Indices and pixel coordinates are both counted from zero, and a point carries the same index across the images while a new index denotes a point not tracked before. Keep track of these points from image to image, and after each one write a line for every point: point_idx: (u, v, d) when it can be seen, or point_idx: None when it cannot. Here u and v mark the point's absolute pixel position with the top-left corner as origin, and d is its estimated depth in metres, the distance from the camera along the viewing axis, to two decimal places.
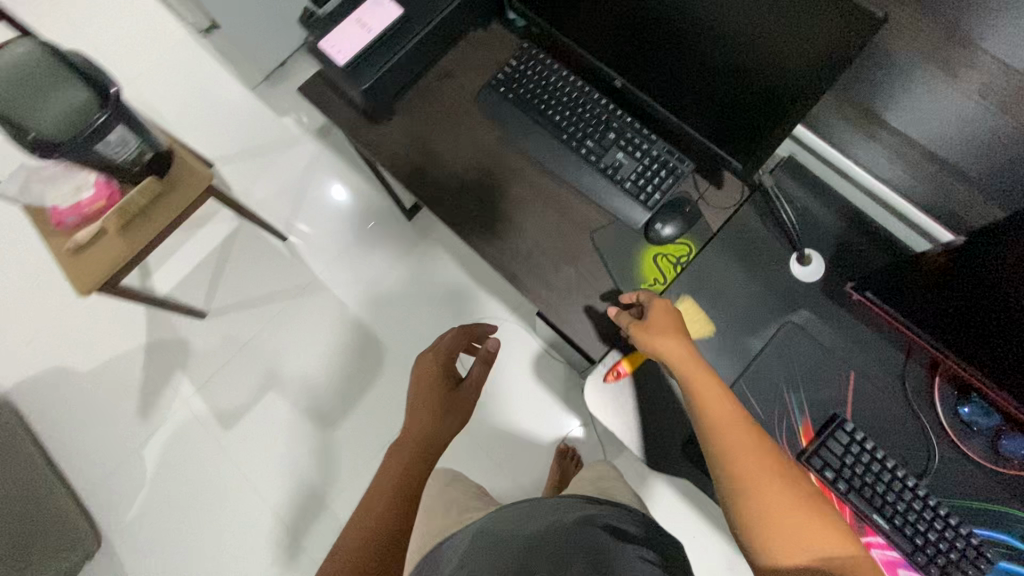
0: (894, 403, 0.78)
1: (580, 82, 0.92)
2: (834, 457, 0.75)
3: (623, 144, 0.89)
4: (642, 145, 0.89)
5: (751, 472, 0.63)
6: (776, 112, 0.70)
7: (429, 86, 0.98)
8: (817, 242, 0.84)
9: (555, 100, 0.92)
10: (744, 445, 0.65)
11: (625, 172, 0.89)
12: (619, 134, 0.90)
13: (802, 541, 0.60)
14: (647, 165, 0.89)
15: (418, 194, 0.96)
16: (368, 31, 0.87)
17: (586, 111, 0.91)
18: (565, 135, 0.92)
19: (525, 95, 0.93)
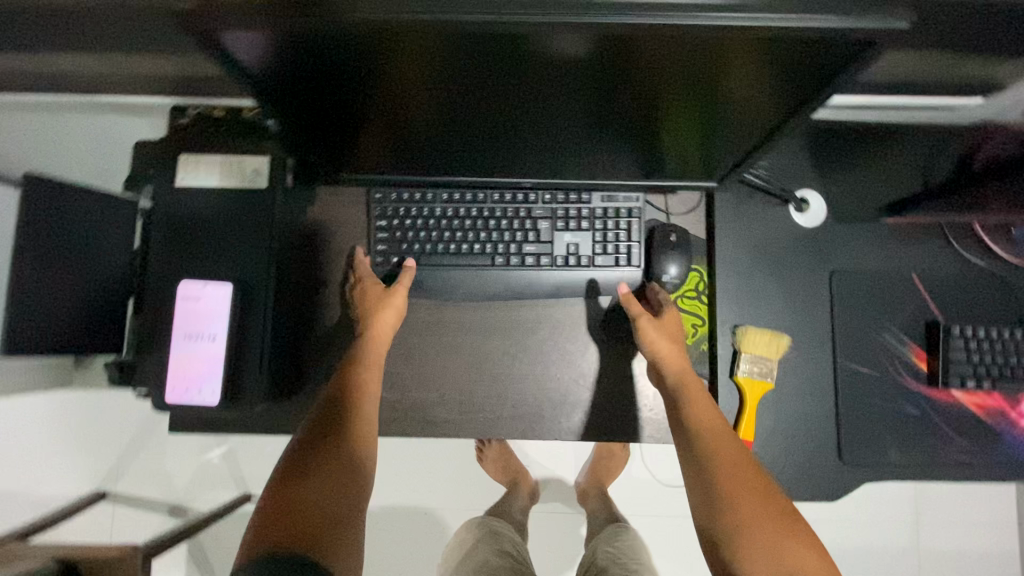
0: (960, 274, 0.74)
1: (471, 193, 0.74)
2: (965, 366, 0.71)
3: (564, 224, 0.74)
4: (582, 212, 0.74)
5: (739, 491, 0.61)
6: (716, 110, 0.52)
7: (315, 313, 0.76)
8: (801, 180, 0.76)
9: (458, 226, 0.74)
10: (737, 469, 0.62)
11: (588, 248, 0.74)
12: (552, 217, 0.74)
13: (754, 538, 0.58)
14: (602, 225, 0.74)
15: (401, 425, 0.77)
16: (214, 340, 0.62)
17: (501, 219, 0.74)
18: (502, 258, 0.74)
19: (429, 248, 0.74)
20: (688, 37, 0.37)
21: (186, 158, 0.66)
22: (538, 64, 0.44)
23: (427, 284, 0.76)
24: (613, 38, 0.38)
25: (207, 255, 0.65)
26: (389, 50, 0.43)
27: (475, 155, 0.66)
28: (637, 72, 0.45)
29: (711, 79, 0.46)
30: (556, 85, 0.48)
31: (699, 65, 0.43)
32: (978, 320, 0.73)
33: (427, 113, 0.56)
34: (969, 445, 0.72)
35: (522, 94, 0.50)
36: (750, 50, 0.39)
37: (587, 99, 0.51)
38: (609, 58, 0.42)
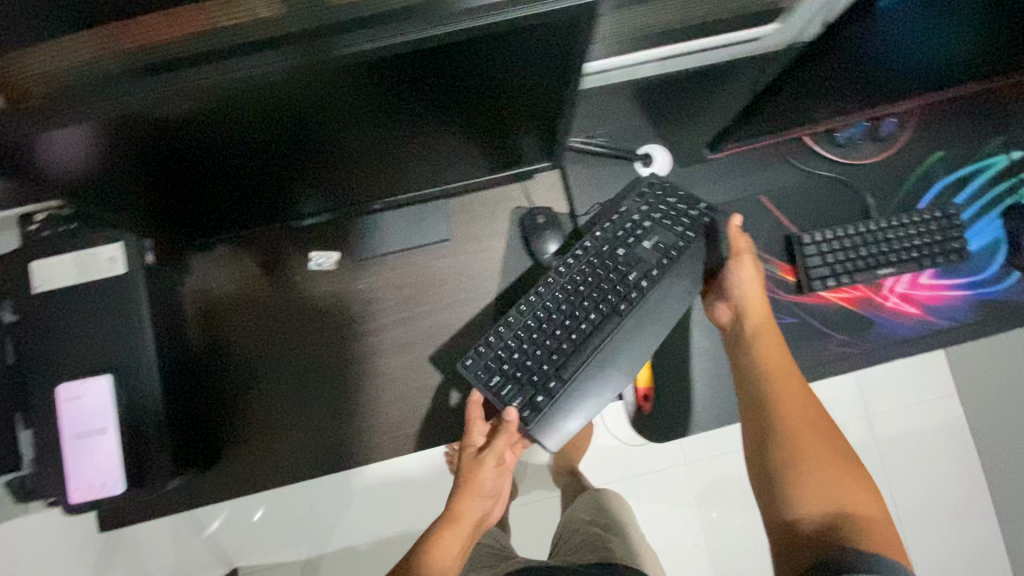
0: (804, 186, 0.80)
1: (533, 295, 0.74)
2: (822, 267, 0.76)
3: (633, 239, 0.75)
4: (636, 219, 0.75)
5: (810, 450, 0.65)
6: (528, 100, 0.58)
7: (218, 377, 0.77)
8: (642, 136, 0.81)
9: (559, 301, 0.74)
10: (813, 434, 0.66)
11: (668, 240, 0.75)
12: (614, 242, 0.75)
13: (812, 484, 0.63)
14: (660, 217, 0.76)
15: (328, 464, 0.77)
16: (106, 432, 0.63)
17: (583, 284, 0.74)
18: (623, 303, 0.73)
19: (558, 359, 0.72)
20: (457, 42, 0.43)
21: (38, 265, 0.66)
22: (352, 91, 0.49)
23: (589, 393, 0.72)
24: (397, 58, 0.44)
25: (83, 352, 0.65)
26: (213, 110, 0.47)
27: (328, 179, 0.68)
28: (454, 79, 0.50)
29: (513, 72, 0.51)
30: (377, 106, 0.53)
31: (500, 61, 0.48)
32: (827, 223, 0.79)
33: (270, 159, 0.60)
34: (848, 337, 0.78)
35: (351, 121, 0.55)
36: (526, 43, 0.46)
37: (409, 116, 0.56)
38: (403, 77, 0.48)
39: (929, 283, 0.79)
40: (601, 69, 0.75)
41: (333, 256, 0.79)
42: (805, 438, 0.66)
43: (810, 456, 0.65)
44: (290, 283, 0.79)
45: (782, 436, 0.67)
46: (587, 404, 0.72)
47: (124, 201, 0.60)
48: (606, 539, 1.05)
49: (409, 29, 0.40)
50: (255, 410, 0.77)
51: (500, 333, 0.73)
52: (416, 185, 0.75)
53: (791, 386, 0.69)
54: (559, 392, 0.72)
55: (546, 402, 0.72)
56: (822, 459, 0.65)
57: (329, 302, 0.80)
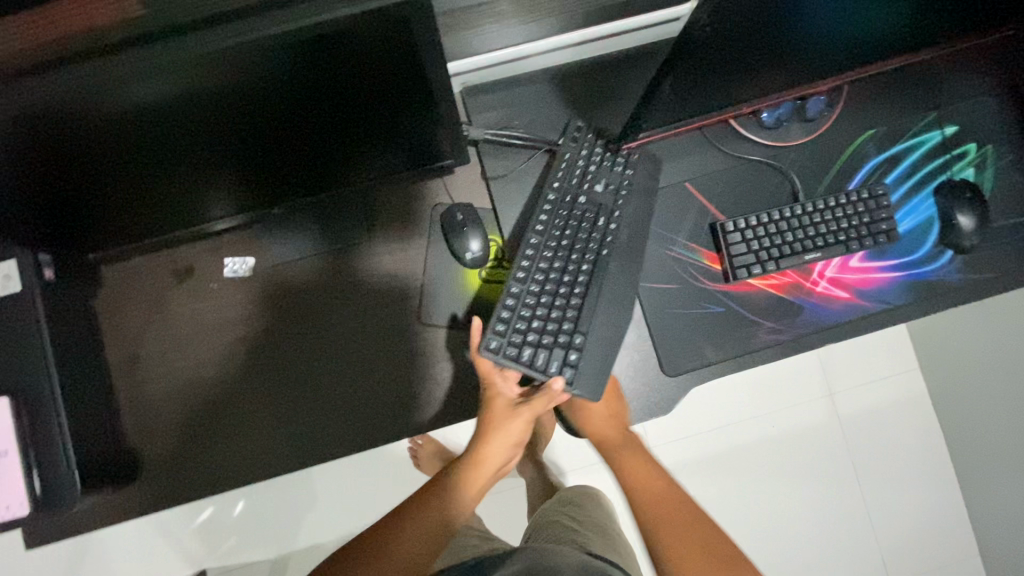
0: (729, 170, 0.78)
1: (523, 265, 0.71)
2: (745, 255, 0.75)
3: (586, 183, 0.74)
4: (580, 165, 0.74)
5: (674, 520, 0.71)
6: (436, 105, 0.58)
7: (134, 391, 0.76)
8: (561, 126, 0.78)
9: (550, 262, 0.72)
10: (673, 520, 0.71)
11: (615, 180, 0.75)
12: (575, 190, 0.74)
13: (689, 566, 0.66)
14: (601, 159, 0.75)
15: (251, 474, 0.76)
16: (4, 455, 0.61)
17: (564, 236, 0.73)
18: (604, 247, 0.73)
19: (573, 315, 0.72)
20: (345, 35, 0.44)
21: None
22: (255, 95, 0.49)
23: (609, 339, 0.73)
24: (288, 56, 0.45)
25: None
26: (113, 117, 0.47)
27: (241, 185, 0.67)
28: (360, 77, 0.50)
29: (419, 74, 0.52)
30: (288, 111, 0.54)
31: (405, 62, 0.49)
32: (753, 209, 0.77)
33: (183, 167, 0.60)
34: (777, 325, 0.76)
35: (261, 126, 0.55)
36: (425, 43, 0.47)
37: (317, 120, 0.57)
38: (301, 77, 0.48)
39: (859, 266, 0.78)
40: (503, 60, 0.71)
41: (248, 261, 0.77)
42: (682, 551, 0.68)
43: (676, 542, 0.68)
44: (205, 291, 0.77)
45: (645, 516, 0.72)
46: (612, 348, 0.73)
47: (20, 211, 0.58)
48: (586, 539, 0.86)
49: (288, 21, 0.41)
50: (173, 422, 0.76)
51: (506, 317, 0.70)
52: (328, 190, 0.73)
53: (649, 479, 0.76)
54: (585, 346, 0.72)
55: (577, 355, 0.71)
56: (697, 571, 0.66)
57: (247, 308, 0.78)
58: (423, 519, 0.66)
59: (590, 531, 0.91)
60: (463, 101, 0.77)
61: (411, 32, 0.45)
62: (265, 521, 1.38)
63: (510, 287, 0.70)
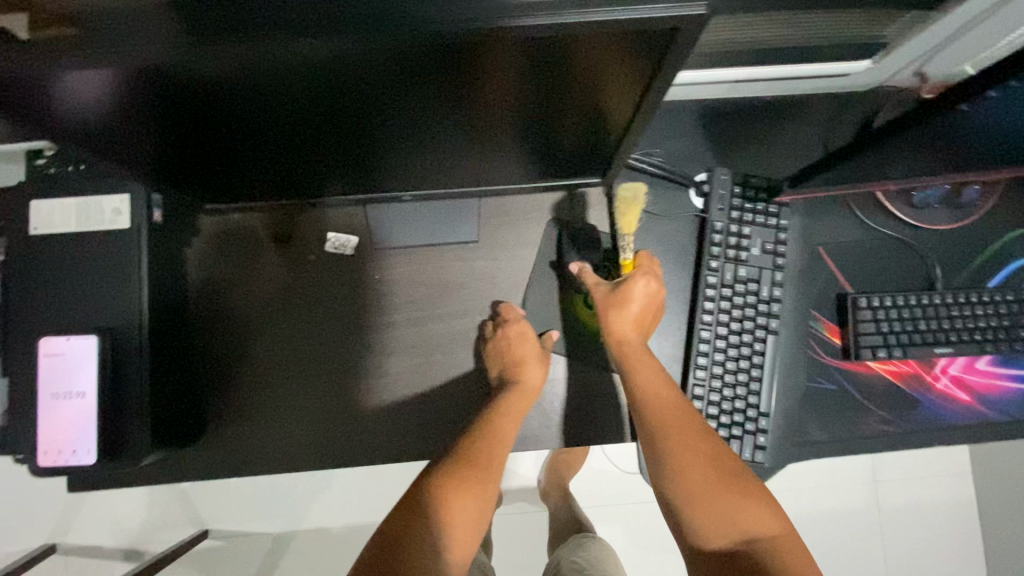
0: (866, 243, 0.73)
1: (697, 357, 0.69)
2: (873, 336, 0.70)
3: (742, 248, 0.70)
4: (733, 230, 0.70)
5: (686, 436, 0.61)
6: (600, 112, 0.51)
7: (208, 351, 0.72)
8: (700, 164, 0.74)
9: (723, 349, 0.69)
10: (681, 429, 0.61)
11: (770, 238, 0.71)
12: (730, 259, 0.70)
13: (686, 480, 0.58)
14: (755, 218, 0.71)
15: (312, 458, 0.73)
16: (81, 395, 0.58)
17: (732, 317, 0.69)
18: (772, 322, 0.69)
19: (754, 398, 0.69)
20: (560, 39, 0.37)
21: (38, 205, 0.62)
22: (426, 74, 0.42)
23: (793, 420, 0.70)
24: (486, 43, 0.37)
25: (73, 306, 0.61)
26: (267, 72, 0.40)
27: (355, 161, 0.61)
28: (539, 75, 0.43)
29: (602, 82, 0.44)
30: (440, 98, 0.47)
31: (595, 69, 0.42)
32: (887, 289, 0.73)
33: (315, 134, 0.54)
34: (887, 414, 0.72)
35: (414, 108, 0.48)
36: (635, 54, 0.39)
37: (483, 108, 0.50)
38: (494, 65, 0.41)
39: (986, 369, 0.73)
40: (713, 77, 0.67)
41: (351, 240, 0.74)
42: (688, 465, 0.59)
43: (680, 456, 0.60)
44: (302, 262, 0.74)
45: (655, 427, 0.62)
46: (800, 426, 0.70)
47: (140, 152, 0.53)
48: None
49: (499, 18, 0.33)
50: (243, 391, 0.72)
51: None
52: (454, 182, 0.69)
53: (664, 396, 0.63)
54: (771, 426, 0.69)
55: (766, 436, 0.69)
56: (704, 480, 0.58)
57: (337, 288, 0.74)
58: (501, 444, 0.64)
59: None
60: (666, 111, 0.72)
61: (625, 44, 0.38)
62: (275, 495, 1.34)
63: (693, 388, 0.69)
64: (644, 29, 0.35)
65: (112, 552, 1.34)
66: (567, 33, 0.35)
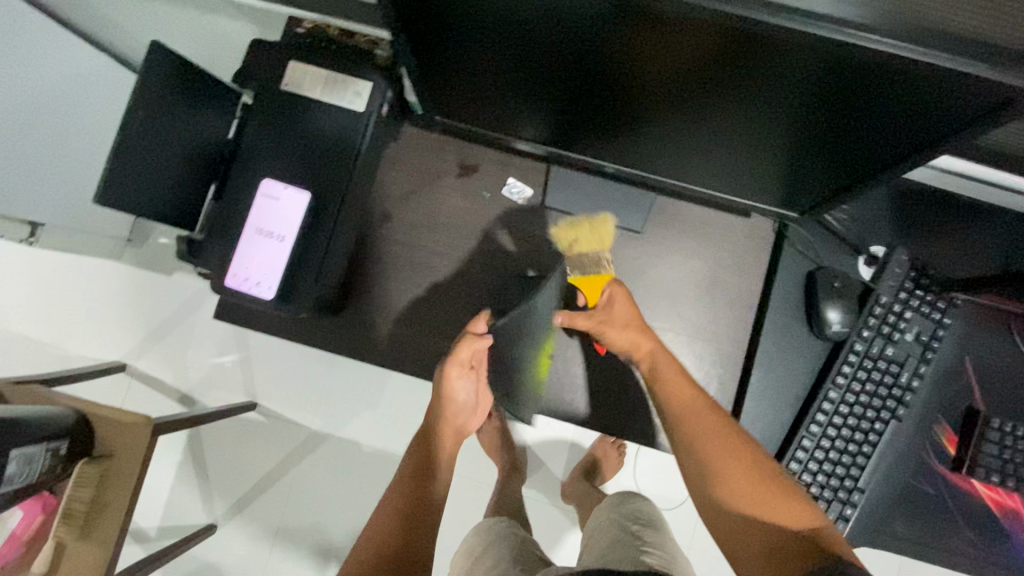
0: (1018, 369, 0.72)
1: (814, 414, 0.71)
2: (993, 459, 0.69)
3: (896, 329, 0.71)
4: (892, 308, 0.71)
5: (698, 421, 0.63)
6: (848, 147, 0.53)
7: (369, 242, 0.79)
8: (880, 234, 0.74)
9: (843, 416, 0.70)
10: (697, 417, 0.64)
11: (926, 329, 0.71)
12: (880, 336, 0.71)
13: (706, 461, 0.60)
14: (919, 305, 0.71)
15: (423, 368, 0.78)
16: (280, 238, 0.65)
17: (861, 389, 0.70)
18: (899, 409, 0.70)
19: (855, 473, 0.70)
20: (889, 69, 0.39)
21: (295, 65, 0.69)
22: (701, 60, 0.45)
23: (881, 505, 0.71)
24: (787, 49, 0.40)
25: (293, 163, 0.68)
26: (589, 20, 0.44)
27: (578, 121, 0.65)
28: (830, 97, 0.46)
29: (883, 119, 0.46)
30: (714, 91, 0.50)
31: (889, 106, 0.44)
32: (1020, 420, 0.72)
33: (551, 85, 0.58)
34: (975, 537, 0.71)
35: (682, 90, 0.52)
36: (944, 104, 0.41)
37: (740, 112, 0.53)
38: (791, 75, 0.44)
39: None
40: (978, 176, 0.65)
41: (525, 190, 0.79)
42: (718, 456, 0.60)
43: (704, 440, 0.62)
44: (475, 194, 0.79)
45: (675, 411, 0.65)
46: (885, 514, 0.71)
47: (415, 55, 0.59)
48: (644, 541, 0.78)
49: (856, 32, 0.36)
50: (386, 288, 0.78)
51: (791, 473, 0.70)
52: (649, 168, 0.72)
53: (682, 388, 0.67)
54: (860, 505, 0.70)
55: (854, 512, 0.70)
56: (727, 462, 0.60)
57: (496, 228, 0.79)
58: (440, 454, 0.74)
59: (646, 528, 0.83)
60: None
61: (944, 91, 0.40)
62: (325, 394, 1.43)
63: (800, 439, 0.70)
64: (977, 84, 0.37)
65: (169, 391, 1.44)
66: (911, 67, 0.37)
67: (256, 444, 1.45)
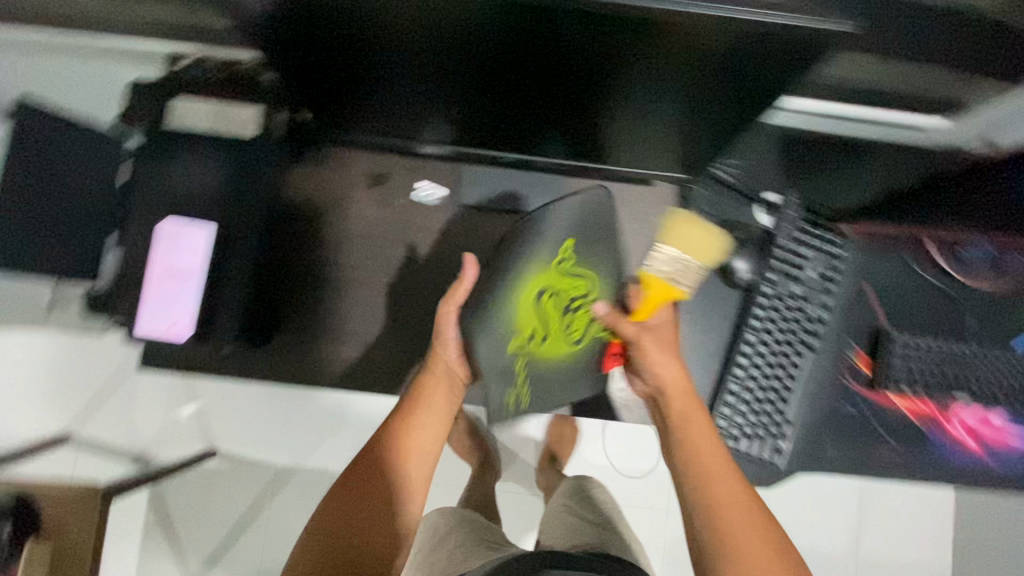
0: (911, 287, 0.79)
1: (738, 359, 0.75)
2: (902, 372, 0.75)
3: (799, 268, 0.75)
4: (793, 250, 0.75)
5: (719, 480, 0.58)
6: (714, 109, 0.56)
7: (290, 266, 0.78)
8: (769, 184, 0.80)
9: (765, 357, 0.75)
10: (716, 474, 0.58)
11: (826, 264, 0.76)
12: (785, 277, 0.75)
13: (717, 532, 0.55)
14: (816, 243, 0.76)
15: (364, 381, 0.78)
16: (188, 276, 0.64)
17: (777, 329, 0.75)
18: (813, 341, 0.75)
19: (783, 407, 0.74)
20: (711, 33, 0.41)
21: (177, 104, 0.69)
22: (550, 43, 0.46)
23: (811, 432, 0.76)
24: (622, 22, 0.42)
25: (192, 198, 0.67)
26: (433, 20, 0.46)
27: (467, 117, 0.67)
28: (676, 64, 0.48)
29: (730, 79, 0.49)
30: (575, 70, 0.52)
31: (729, 66, 0.46)
32: (920, 332, 0.78)
33: (428, 81, 0.58)
34: (899, 447, 0.77)
35: (546, 73, 0.53)
36: (773, 60, 0.43)
37: (606, 87, 0.55)
38: (632, 47, 0.46)
39: (998, 424, 0.77)
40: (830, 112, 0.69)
41: (437, 191, 0.80)
42: (734, 531, 0.54)
43: (721, 509, 0.56)
44: (388, 203, 0.80)
45: (694, 466, 0.59)
46: (817, 440, 0.76)
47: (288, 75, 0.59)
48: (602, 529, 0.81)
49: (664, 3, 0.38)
50: (314, 309, 0.78)
51: (725, 418, 0.74)
52: (549, 148, 0.74)
53: (705, 442, 0.61)
54: (793, 436, 0.75)
55: (788, 443, 0.74)
56: (742, 537, 0.54)
57: (414, 233, 0.80)
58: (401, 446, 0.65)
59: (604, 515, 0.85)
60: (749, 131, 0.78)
61: (768, 48, 0.42)
62: (286, 427, 1.40)
63: (729, 384, 0.75)
64: (790, 39, 0.40)
65: (121, 452, 1.39)
66: (727, 29, 0.40)
67: (223, 491, 1.41)
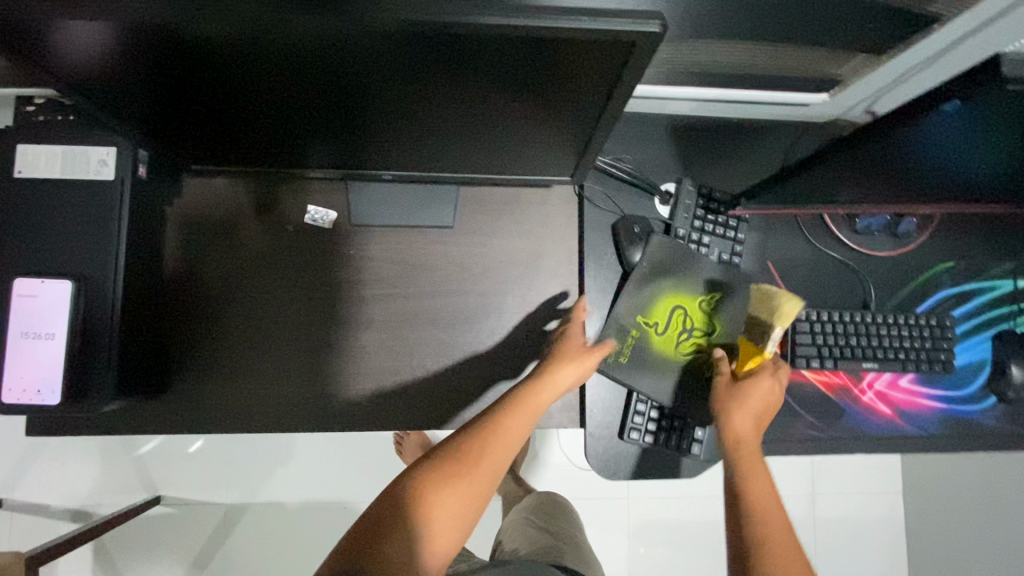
0: (813, 262, 0.79)
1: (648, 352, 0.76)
2: (809, 347, 0.76)
3: (698, 255, 0.77)
4: (691, 238, 0.77)
5: (772, 519, 0.59)
6: (571, 116, 0.56)
7: (181, 309, 0.74)
8: (666, 174, 0.79)
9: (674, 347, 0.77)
10: (770, 514, 0.59)
11: (724, 248, 0.78)
12: (686, 265, 0.77)
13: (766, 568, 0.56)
14: (713, 229, 0.78)
15: (274, 418, 0.75)
16: (51, 335, 0.60)
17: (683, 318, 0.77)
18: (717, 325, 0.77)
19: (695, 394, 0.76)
20: (528, 42, 0.41)
21: (24, 149, 0.62)
22: (384, 61, 0.46)
23: None
24: (437, 38, 0.42)
25: (51, 251, 0.63)
26: (257, 48, 0.44)
27: (340, 143, 0.65)
28: (515, 75, 0.48)
29: (571, 87, 0.49)
30: (423, 88, 0.51)
31: (563, 74, 0.47)
32: (825, 306, 0.79)
33: (286, 111, 0.57)
34: (817, 421, 0.78)
35: (396, 93, 0.52)
36: (597, 63, 0.44)
37: (461, 102, 0.54)
38: (466, 62, 0.46)
39: (908, 386, 0.79)
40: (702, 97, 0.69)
41: (329, 214, 0.77)
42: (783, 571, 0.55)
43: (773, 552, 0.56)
44: (280, 231, 0.77)
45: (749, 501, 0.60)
46: None
47: (138, 116, 0.57)
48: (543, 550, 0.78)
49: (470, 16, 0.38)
50: (212, 350, 0.74)
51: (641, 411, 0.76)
52: (431, 166, 0.71)
53: (762, 481, 0.62)
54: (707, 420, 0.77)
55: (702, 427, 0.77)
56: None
57: (311, 259, 0.77)
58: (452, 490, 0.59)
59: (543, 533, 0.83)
60: (638, 122, 0.78)
61: (586, 53, 0.42)
62: (232, 464, 1.35)
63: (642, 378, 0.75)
64: (601, 41, 0.40)
65: (59, 513, 1.32)
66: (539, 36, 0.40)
67: (173, 537, 1.35)
